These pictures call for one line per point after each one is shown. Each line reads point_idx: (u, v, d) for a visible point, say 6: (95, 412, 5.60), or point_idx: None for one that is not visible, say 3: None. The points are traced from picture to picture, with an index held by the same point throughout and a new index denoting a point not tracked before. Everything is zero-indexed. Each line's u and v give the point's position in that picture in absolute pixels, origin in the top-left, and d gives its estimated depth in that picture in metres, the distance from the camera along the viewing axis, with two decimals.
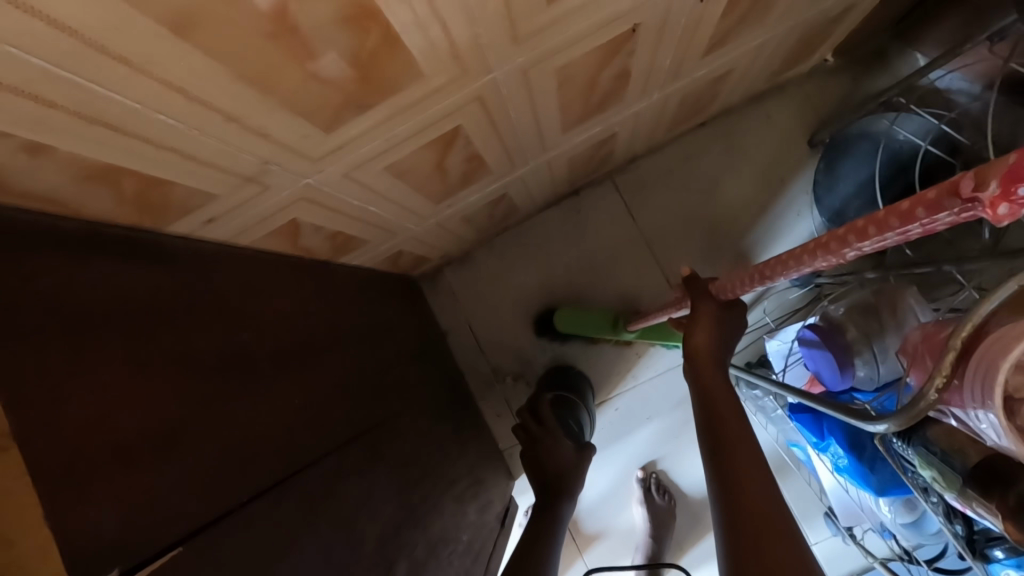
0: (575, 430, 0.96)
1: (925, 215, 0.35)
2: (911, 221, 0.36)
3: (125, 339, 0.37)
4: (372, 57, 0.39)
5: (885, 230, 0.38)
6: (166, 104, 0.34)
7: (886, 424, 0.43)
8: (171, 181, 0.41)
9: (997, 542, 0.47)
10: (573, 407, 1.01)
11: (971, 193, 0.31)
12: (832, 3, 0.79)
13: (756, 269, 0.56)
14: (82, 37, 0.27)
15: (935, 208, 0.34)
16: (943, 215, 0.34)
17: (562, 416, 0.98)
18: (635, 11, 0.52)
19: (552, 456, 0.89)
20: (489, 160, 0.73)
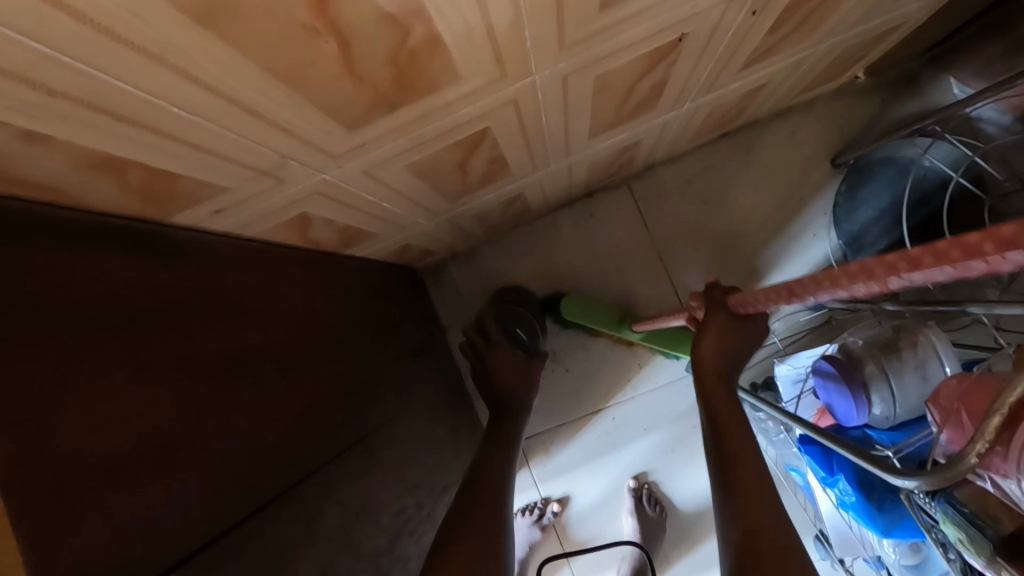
0: (526, 342, 1.00)
1: (995, 252, 0.29)
2: (976, 258, 0.30)
3: (123, 345, 0.35)
4: (411, 57, 0.36)
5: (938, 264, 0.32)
6: (182, 96, 0.31)
7: (916, 481, 0.42)
8: (182, 175, 0.38)
9: None
10: (525, 323, 1.03)
11: None
12: (878, 23, 0.76)
13: (782, 287, 0.52)
14: (96, 26, 0.24)
15: (1010, 244, 0.28)
16: (1017, 255, 0.28)
17: (512, 329, 1.00)
18: (686, 23, 0.50)
19: (498, 371, 0.92)
20: (512, 162, 0.71)
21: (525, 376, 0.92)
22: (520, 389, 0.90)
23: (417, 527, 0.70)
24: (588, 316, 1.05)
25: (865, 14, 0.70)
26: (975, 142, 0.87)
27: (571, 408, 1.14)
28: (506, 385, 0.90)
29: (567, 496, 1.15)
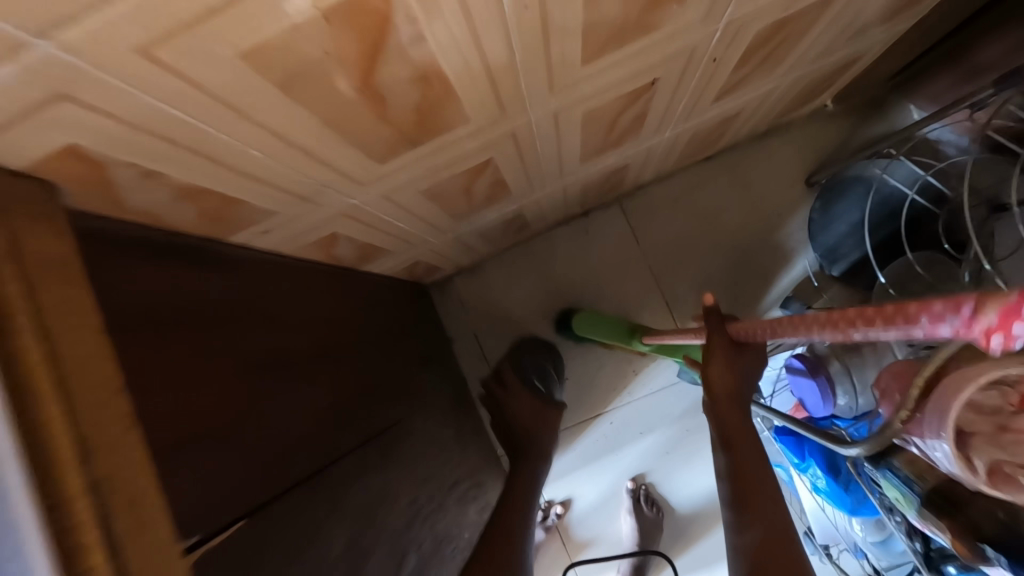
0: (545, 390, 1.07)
1: (927, 324, 0.33)
2: (916, 325, 0.34)
3: (209, 333, 0.43)
4: (431, 105, 0.45)
5: (941, 324, 0.32)
6: (260, 142, 0.40)
7: (858, 447, 0.51)
8: (244, 201, 0.47)
9: (950, 559, 0.52)
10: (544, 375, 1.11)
11: (970, 315, 0.30)
12: (836, 59, 0.85)
13: (768, 323, 0.54)
14: (217, 97, 0.33)
15: (936, 320, 0.32)
16: (942, 330, 0.32)
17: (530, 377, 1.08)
18: (656, 69, 0.59)
19: (516, 412, 1.02)
20: (511, 186, 0.80)
21: (541, 419, 1.01)
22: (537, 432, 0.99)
23: (432, 512, 0.78)
24: (599, 332, 1.12)
25: (822, 52, 0.79)
26: (929, 162, 0.95)
27: (572, 412, 1.21)
28: (524, 429, 0.99)
29: (569, 499, 1.21)
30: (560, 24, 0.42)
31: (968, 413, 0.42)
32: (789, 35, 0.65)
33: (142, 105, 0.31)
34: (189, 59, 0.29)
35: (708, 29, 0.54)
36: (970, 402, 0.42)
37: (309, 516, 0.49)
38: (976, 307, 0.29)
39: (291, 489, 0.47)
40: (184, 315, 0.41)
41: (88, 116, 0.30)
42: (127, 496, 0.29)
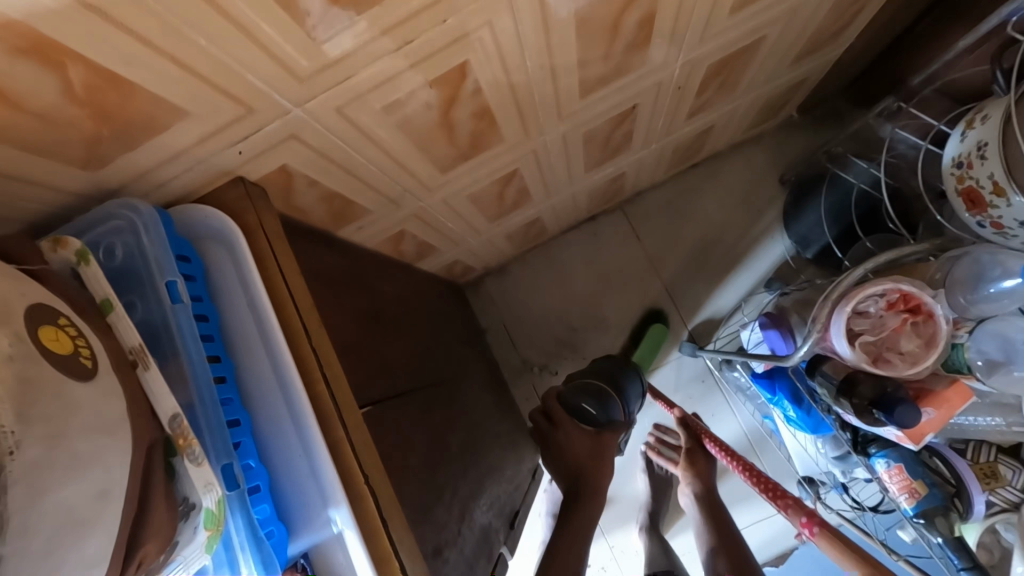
0: (599, 415, 0.92)
1: (789, 510, 0.65)
2: (780, 503, 0.66)
3: (326, 288, 0.64)
4: (480, 129, 0.67)
5: (794, 513, 0.64)
6: (377, 160, 0.62)
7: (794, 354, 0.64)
8: (356, 202, 0.69)
9: (872, 442, 0.69)
10: (603, 397, 0.95)
11: (807, 524, 0.63)
12: (783, 81, 1.07)
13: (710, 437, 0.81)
14: (364, 133, 0.55)
15: (793, 508, 0.65)
16: (791, 514, 0.65)
17: (577, 404, 0.92)
18: (635, 98, 0.80)
19: (569, 450, 0.88)
20: (532, 192, 1.01)
21: (597, 454, 0.88)
22: (592, 468, 0.86)
23: (495, 448, 0.96)
24: None
25: (770, 77, 1.00)
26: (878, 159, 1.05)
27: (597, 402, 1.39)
28: (577, 462, 0.86)
29: None
30: (564, 73, 0.64)
31: (859, 320, 0.62)
32: (736, 66, 0.86)
33: (326, 140, 0.53)
34: (357, 112, 0.51)
35: (670, 69, 0.76)
36: (860, 313, 0.61)
37: (408, 416, 0.69)
38: (811, 523, 0.62)
39: (392, 398, 0.67)
40: (313, 277, 0.62)
41: (299, 147, 0.52)
42: (331, 361, 0.50)
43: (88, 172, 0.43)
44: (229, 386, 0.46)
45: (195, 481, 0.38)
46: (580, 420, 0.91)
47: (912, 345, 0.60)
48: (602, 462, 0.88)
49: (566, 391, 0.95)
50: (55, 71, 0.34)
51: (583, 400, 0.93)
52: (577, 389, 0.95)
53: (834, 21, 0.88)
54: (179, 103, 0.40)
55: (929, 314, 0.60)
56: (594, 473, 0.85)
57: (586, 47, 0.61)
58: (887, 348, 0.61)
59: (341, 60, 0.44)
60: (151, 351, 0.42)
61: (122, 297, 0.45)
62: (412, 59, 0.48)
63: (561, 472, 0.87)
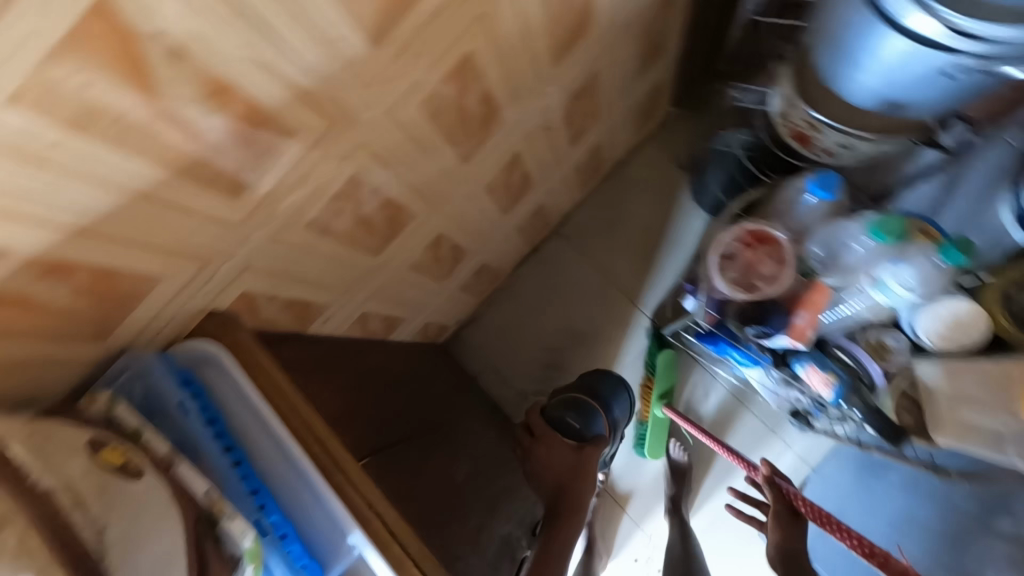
0: (582, 427, 1.05)
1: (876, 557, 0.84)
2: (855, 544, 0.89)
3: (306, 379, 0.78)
4: (392, 214, 0.83)
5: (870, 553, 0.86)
6: (318, 264, 0.77)
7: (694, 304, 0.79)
8: (313, 301, 0.83)
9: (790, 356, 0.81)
10: (586, 409, 1.06)
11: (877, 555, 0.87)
12: (641, 90, 1.25)
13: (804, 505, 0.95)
14: (299, 247, 0.70)
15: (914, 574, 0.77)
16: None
17: (561, 418, 1.05)
18: (513, 147, 0.97)
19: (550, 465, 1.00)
20: (465, 247, 1.16)
21: (577, 465, 0.99)
22: (573, 482, 0.98)
23: (506, 471, 1.08)
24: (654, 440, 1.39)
25: (625, 91, 1.18)
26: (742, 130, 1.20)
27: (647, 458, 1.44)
28: (559, 478, 0.98)
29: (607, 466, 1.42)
30: (440, 152, 0.80)
31: (728, 263, 0.76)
32: (587, 94, 1.04)
33: (271, 262, 0.68)
34: (286, 235, 0.66)
35: (528, 118, 0.93)
36: (727, 256, 0.76)
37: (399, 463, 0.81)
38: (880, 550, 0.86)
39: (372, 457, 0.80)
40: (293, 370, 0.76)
41: (251, 274, 0.67)
42: (319, 425, 0.63)
43: (100, 341, 0.56)
44: (248, 465, 0.61)
45: (235, 532, 0.51)
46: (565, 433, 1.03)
47: (771, 267, 0.74)
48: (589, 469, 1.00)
49: (552, 406, 1.07)
50: (64, 280, 0.49)
51: (568, 415, 1.05)
52: (563, 403, 1.07)
53: (653, 36, 1.07)
54: (153, 274, 0.55)
55: (775, 240, 0.75)
56: (573, 488, 0.96)
57: (449, 129, 0.77)
58: (754, 276, 0.75)
59: (261, 204, 0.59)
60: (184, 458, 0.60)
61: (159, 423, 0.62)
62: (314, 185, 0.63)
63: (547, 485, 0.99)
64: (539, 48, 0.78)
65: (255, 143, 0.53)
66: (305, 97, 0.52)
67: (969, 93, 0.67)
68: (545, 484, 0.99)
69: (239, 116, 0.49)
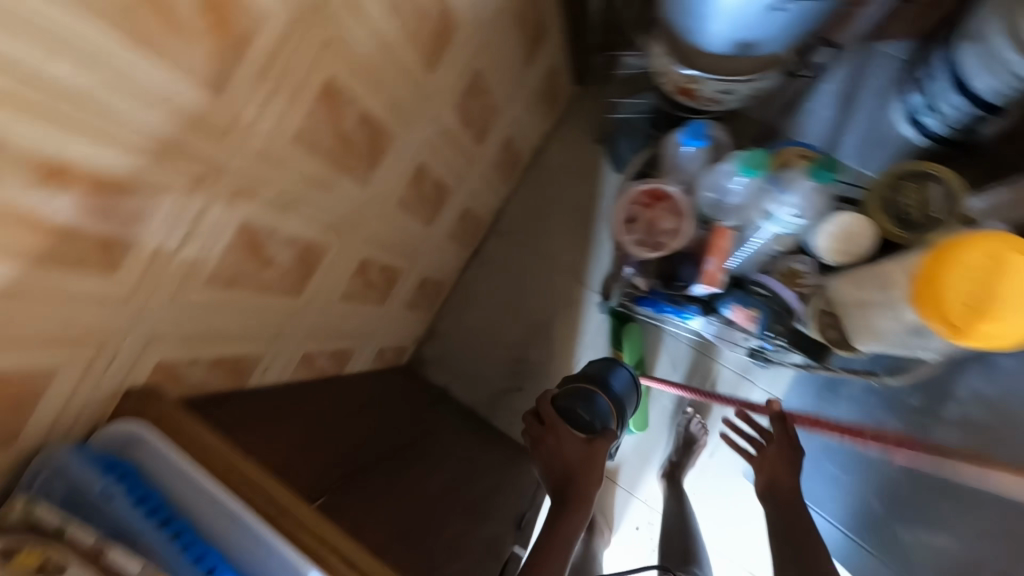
0: (590, 419, 1.04)
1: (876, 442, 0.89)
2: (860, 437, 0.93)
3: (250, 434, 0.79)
4: (302, 250, 0.82)
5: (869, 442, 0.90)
6: (233, 319, 0.76)
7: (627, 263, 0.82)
8: (242, 354, 0.82)
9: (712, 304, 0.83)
10: (594, 400, 1.07)
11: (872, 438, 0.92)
12: (536, 75, 1.26)
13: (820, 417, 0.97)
14: (207, 307, 0.70)
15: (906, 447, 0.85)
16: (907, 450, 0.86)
17: (570, 408, 1.05)
18: (413, 159, 0.97)
19: (560, 454, 1.01)
20: (397, 265, 1.15)
21: (587, 455, 0.99)
22: (580, 472, 0.98)
23: (483, 475, 1.08)
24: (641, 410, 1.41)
25: (519, 80, 1.20)
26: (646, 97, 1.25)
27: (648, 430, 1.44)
28: (566, 469, 0.99)
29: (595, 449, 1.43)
30: (334, 181, 0.80)
31: (633, 225, 0.78)
32: (477, 91, 1.04)
33: (180, 327, 0.67)
34: (186, 298, 0.66)
35: (419, 126, 0.93)
36: (631, 220, 0.78)
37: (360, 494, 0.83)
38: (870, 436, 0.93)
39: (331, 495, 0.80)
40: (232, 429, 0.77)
41: (160, 343, 0.66)
42: (261, 476, 0.65)
43: (8, 446, 0.55)
44: (192, 533, 0.61)
45: None
46: (574, 424, 1.04)
47: (673, 221, 0.77)
48: (595, 461, 0.99)
49: (563, 396, 1.08)
50: None
51: (577, 405, 1.06)
52: (573, 393, 1.08)
53: (530, 22, 1.08)
54: (48, 367, 0.54)
55: (671, 195, 0.77)
56: (580, 481, 0.97)
57: (336, 156, 0.77)
58: (660, 233, 0.77)
59: (147, 272, 0.59)
60: (121, 543, 0.58)
61: (87, 515, 0.60)
62: (201, 241, 0.63)
63: (554, 473, 1.00)
64: (406, 59, 0.79)
65: (119, 214, 0.52)
66: (159, 159, 0.52)
67: (807, 19, 0.69)
68: (553, 473, 1.01)
69: (90, 192, 0.49)
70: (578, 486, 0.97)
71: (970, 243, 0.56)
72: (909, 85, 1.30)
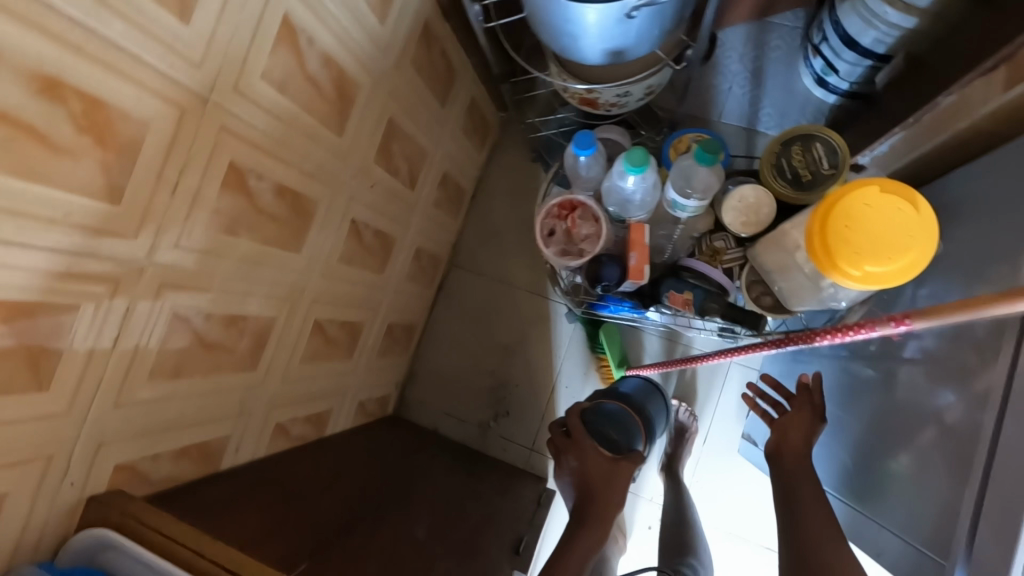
0: (619, 441, 1.05)
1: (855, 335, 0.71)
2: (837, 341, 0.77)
3: (227, 511, 0.80)
4: (246, 326, 0.84)
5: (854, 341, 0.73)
6: (188, 407, 0.77)
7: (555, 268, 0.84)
8: (207, 439, 0.83)
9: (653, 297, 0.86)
10: (626, 424, 1.08)
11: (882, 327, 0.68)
12: (457, 111, 1.30)
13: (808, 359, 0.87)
14: (155, 402, 0.71)
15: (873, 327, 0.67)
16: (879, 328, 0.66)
17: (600, 428, 1.06)
18: (344, 217, 1.00)
19: (585, 468, 0.99)
20: (355, 319, 1.17)
21: (612, 472, 0.98)
22: (603, 489, 0.96)
23: (467, 509, 1.11)
24: None
25: (439, 120, 1.24)
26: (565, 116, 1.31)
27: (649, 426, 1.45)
28: (589, 484, 0.97)
29: None
30: (263, 255, 0.82)
31: (557, 239, 0.82)
32: (396, 139, 1.08)
33: (131, 426, 0.69)
34: (131, 398, 0.67)
35: (342, 184, 0.95)
36: (554, 234, 0.82)
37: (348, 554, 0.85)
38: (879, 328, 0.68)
39: (317, 556, 0.83)
40: (205, 510, 0.77)
41: (113, 447, 0.67)
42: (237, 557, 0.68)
43: None
44: None
45: None
46: (602, 444, 1.04)
47: (590, 227, 0.80)
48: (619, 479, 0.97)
49: (597, 412, 1.09)
50: None
51: (608, 426, 1.06)
52: (608, 413, 1.09)
53: (434, 65, 1.13)
54: None
55: (583, 203, 0.81)
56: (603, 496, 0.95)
57: (258, 231, 0.80)
58: (582, 240, 0.81)
59: (82, 383, 0.60)
60: None
61: None
62: (134, 342, 0.65)
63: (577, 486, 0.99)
64: (310, 127, 0.82)
65: (37, 333, 0.55)
66: (67, 274, 0.55)
67: (661, 22, 0.75)
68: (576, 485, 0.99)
69: (3, 320, 0.51)
70: (600, 503, 0.95)
71: (834, 205, 0.60)
72: (807, 48, 1.36)
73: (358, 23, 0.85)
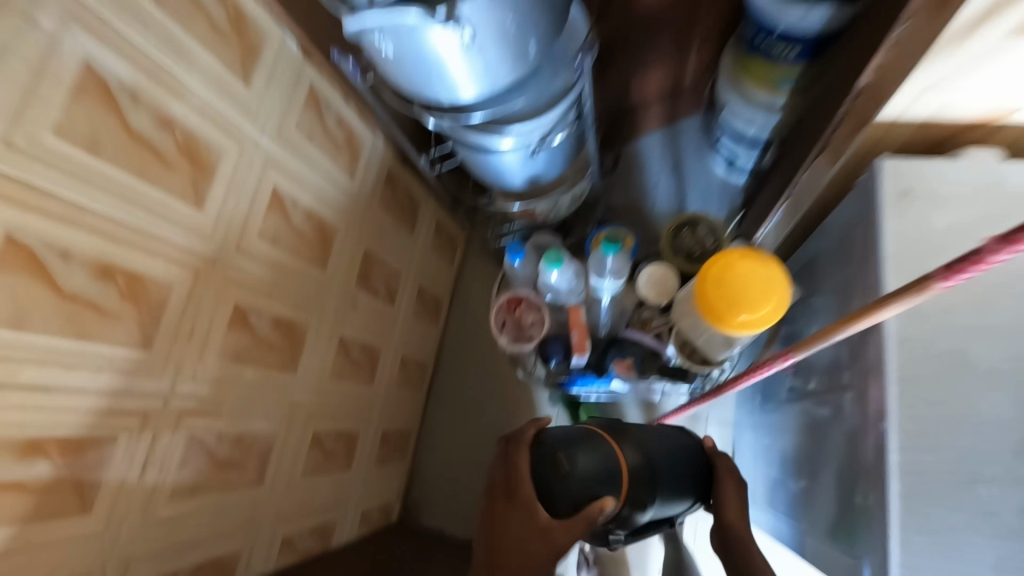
0: (581, 483, 0.82)
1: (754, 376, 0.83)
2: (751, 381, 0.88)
3: None
4: (252, 445, 0.96)
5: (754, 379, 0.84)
6: (204, 524, 0.87)
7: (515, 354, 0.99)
8: (219, 555, 0.91)
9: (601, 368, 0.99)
10: (603, 469, 0.84)
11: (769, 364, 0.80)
12: (425, 234, 1.52)
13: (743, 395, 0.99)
14: (177, 520, 0.81)
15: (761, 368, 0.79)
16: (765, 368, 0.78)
17: (565, 460, 0.83)
18: (332, 337, 1.16)
19: (506, 511, 0.82)
20: (350, 430, 1.28)
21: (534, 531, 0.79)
22: (513, 545, 0.79)
23: None
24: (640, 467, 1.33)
25: (410, 245, 1.45)
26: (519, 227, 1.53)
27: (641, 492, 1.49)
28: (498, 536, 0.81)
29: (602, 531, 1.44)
30: (264, 379, 0.96)
31: (511, 330, 0.97)
32: (372, 266, 1.27)
33: (155, 545, 0.78)
34: (155, 517, 0.78)
35: (327, 310, 1.12)
36: (507, 326, 0.97)
37: None
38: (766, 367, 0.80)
39: None
40: None
41: (139, 564, 0.76)
42: None
43: None
44: None
45: None
46: (550, 486, 0.82)
47: (536, 314, 0.97)
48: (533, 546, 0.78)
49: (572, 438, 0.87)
50: None
51: (575, 457, 0.84)
52: (585, 442, 0.86)
53: (398, 202, 1.35)
54: None
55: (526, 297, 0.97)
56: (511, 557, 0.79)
57: (259, 360, 0.94)
58: (532, 326, 0.97)
59: (116, 505, 0.72)
60: None
61: None
62: (157, 466, 0.77)
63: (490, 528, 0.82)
64: (299, 267, 1.01)
65: (84, 465, 0.67)
66: (109, 412, 0.69)
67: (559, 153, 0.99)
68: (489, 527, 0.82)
69: (59, 454, 0.64)
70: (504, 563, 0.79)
71: (711, 267, 0.78)
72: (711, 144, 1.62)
73: (331, 183, 1.07)
